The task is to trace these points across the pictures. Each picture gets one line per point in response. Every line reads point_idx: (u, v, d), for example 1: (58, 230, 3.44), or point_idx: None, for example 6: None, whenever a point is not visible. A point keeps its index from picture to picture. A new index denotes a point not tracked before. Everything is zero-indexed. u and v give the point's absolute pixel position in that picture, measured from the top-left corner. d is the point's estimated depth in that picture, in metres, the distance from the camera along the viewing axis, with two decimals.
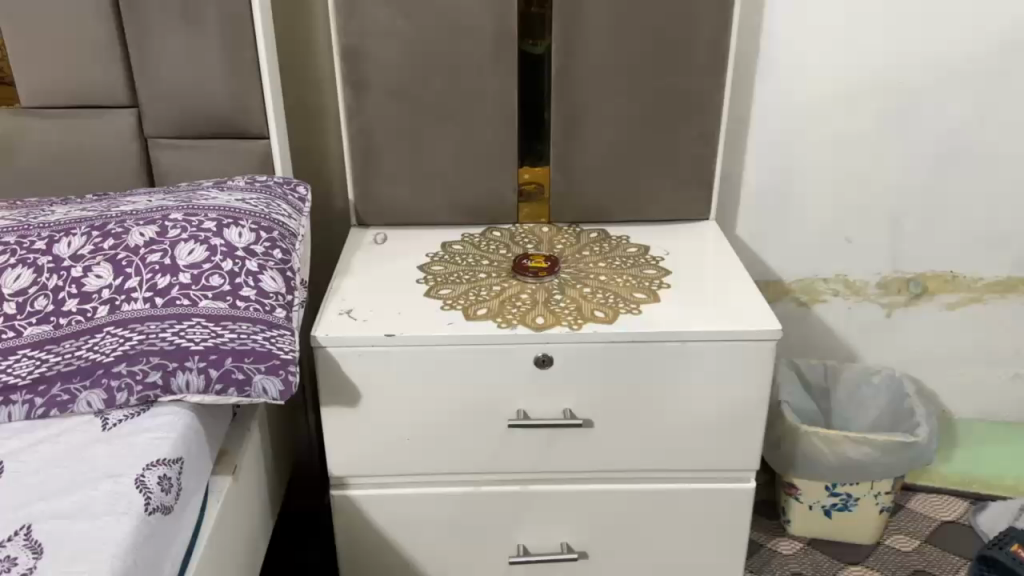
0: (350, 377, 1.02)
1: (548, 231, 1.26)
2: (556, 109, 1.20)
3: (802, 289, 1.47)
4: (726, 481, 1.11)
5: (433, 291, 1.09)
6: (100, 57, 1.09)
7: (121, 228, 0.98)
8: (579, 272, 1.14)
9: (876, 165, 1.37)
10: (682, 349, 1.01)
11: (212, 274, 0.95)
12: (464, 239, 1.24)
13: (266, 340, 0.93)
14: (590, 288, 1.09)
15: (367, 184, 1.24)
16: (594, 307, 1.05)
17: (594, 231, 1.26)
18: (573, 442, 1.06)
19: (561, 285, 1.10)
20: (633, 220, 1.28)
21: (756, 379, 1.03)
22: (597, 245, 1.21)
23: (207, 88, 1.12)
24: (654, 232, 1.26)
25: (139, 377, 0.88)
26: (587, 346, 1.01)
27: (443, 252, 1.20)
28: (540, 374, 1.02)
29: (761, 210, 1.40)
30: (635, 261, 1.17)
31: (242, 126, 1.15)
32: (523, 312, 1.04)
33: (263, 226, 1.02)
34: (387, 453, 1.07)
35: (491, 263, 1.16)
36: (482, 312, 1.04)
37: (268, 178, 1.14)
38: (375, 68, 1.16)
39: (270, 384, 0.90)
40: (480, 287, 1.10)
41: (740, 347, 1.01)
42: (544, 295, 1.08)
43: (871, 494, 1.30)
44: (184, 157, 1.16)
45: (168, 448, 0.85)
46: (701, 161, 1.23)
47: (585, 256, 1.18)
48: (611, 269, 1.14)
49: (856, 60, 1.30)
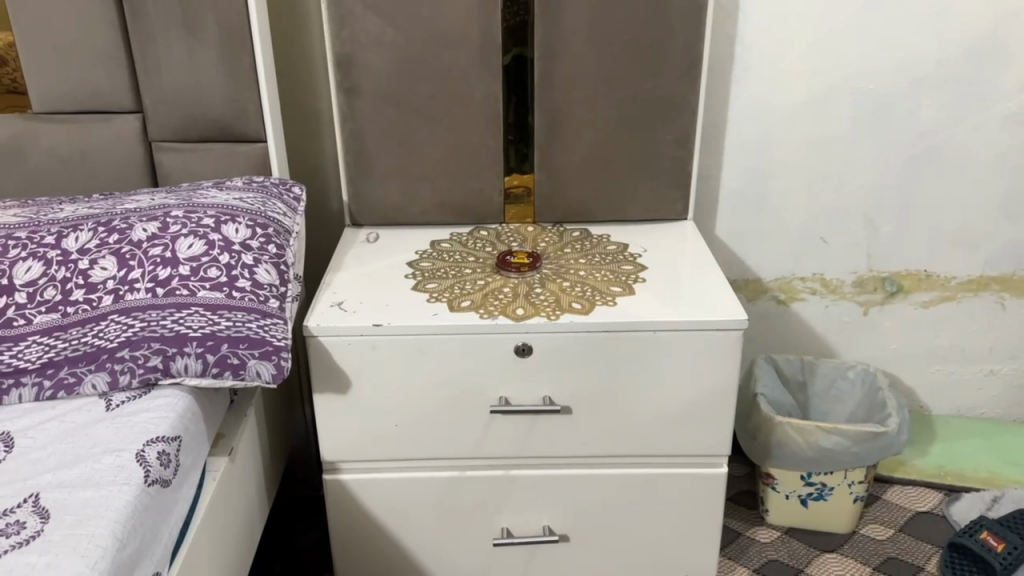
0: (340, 365, 1.08)
1: (532, 231, 1.32)
2: (538, 114, 1.26)
3: (780, 287, 1.53)
4: (700, 466, 1.16)
5: (421, 285, 1.16)
6: (107, 65, 1.16)
7: (125, 224, 1.04)
8: (560, 268, 1.19)
9: (849, 169, 1.43)
10: (654, 338, 1.06)
11: (210, 266, 1.01)
12: (452, 238, 1.30)
13: (260, 327, 0.99)
14: (569, 282, 1.15)
15: (360, 186, 1.30)
16: (571, 299, 1.11)
17: (576, 230, 1.31)
18: (553, 428, 1.12)
19: (542, 279, 1.16)
20: (614, 219, 1.34)
21: (726, 367, 1.09)
22: (579, 243, 1.27)
23: (208, 94, 1.18)
24: (633, 231, 1.32)
25: (141, 361, 0.93)
26: (564, 336, 1.06)
27: (432, 249, 1.26)
28: (520, 362, 1.08)
29: (739, 211, 1.46)
30: (614, 257, 1.22)
31: (241, 130, 1.21)
32: (505, 304, 1.10)
33: (259, 223, 1.09)
34: (375, 439, 1.12)
35: (477, 260, 1.22)
36: (466, 304, 1.10)
37: (265, 179, 1.20)
38: (366, 75, 1.23)
39: (264, 368, 0.96)
40: (465, 282, 1.16)
41: (710, 336, 1.07)
42: (525, 288, 1.14)
43: (845, 483, 1.35)
44: (185, 159, 1.23)
45: (167, 426, 0.91)
46: (678, 163, 1.29)
47: (567, 253, 1.24)
48: (591, 265, 1.20)
49: (827, 67, 1.36)
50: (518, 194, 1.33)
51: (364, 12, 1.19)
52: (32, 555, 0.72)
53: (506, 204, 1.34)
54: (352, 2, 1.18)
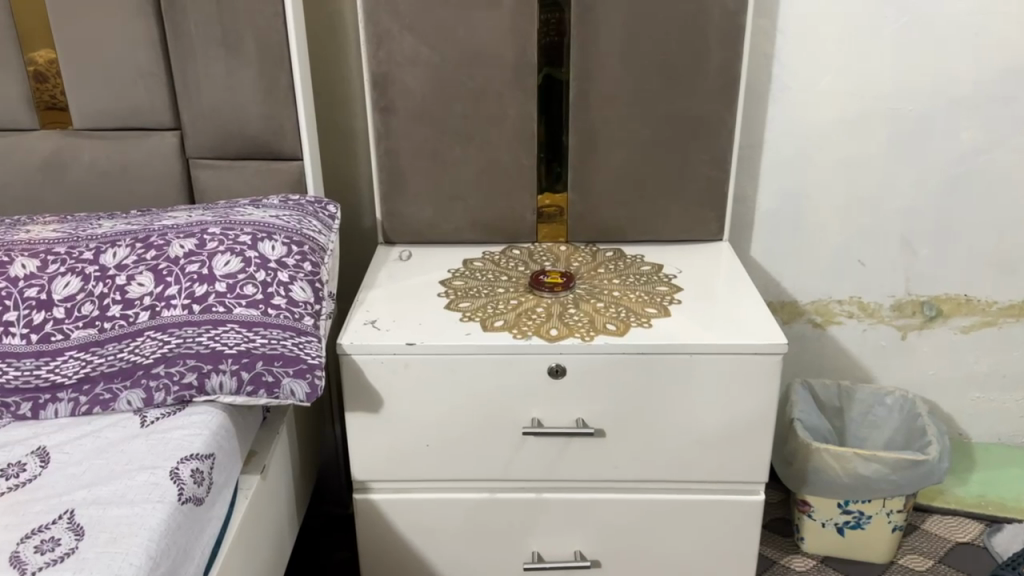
0: (372, 384, 1.07)
1: (565, 251, 1.31)
2: (573, 132, 1.25)
3: (816, 310, 1.50)
4: (734, 493, 1.14)
5: (455, 304, 1.15)
6: (147, 83, 1.18)
7: (163, 241, 1.05)
8: (594, 288, 1.18)
9: (887, 191, 1.41)
10: (690, 361, 1.05)
11: (246, 283, 1.01)
12: (485, 257, 1.29)
13: (294, 345, 0.98)
14: (603, 303, 1.14)
15: (393, 203, 1.30)
16: (605, 320, 1.10)
17: (610, 250, 1.30)
18: (586, 452, 1.10)
19: (576, 300, 1.15)
20: (647, 240, 1.33)
21: (763, 393, 1.07)
22: (613, 264, 1.26)
23: (245, 112, 1.19)
24: (668, 251, 1.31)
25: (176, 378, 0.94)
26: (599, 357, 1.05)
27: (465, 268, 1.25)
28: (554, 383, 1.07)
29: (775, 232, 1.44)
30: (649, 278, 1.21)
31: (276, 147, 1.22)
32: (538, 324, 1.09)
33: (294, 240, 1.09)
34: (406, 458, 1.11)
35: (510, 279, 1.22)
36: (499, 323, 1.09)
37: (300, 197, 1.20)
38: (401, 93, 1.23)
39: (298, 387, 0.96)
40: (499, 301, 1.16)
41: (748, 360, 1.05)
42: (559, 309, 1.13)
43: (883, 512, 1.32)
44: (222, 176, 1.23)
45: (201, 444, 0.91)
46: (713, 184, 1.28)
47: (600, 275, 1.23)
48: (624, 285, 1.19)
49: (864, 88, 1.34)
50: (550, 213, 1.33)
51: (400, 31, 1.19)
52: (67, 572, 0.72)
53: (539, 222, 1.33)
54: (389, 21, 1.19)
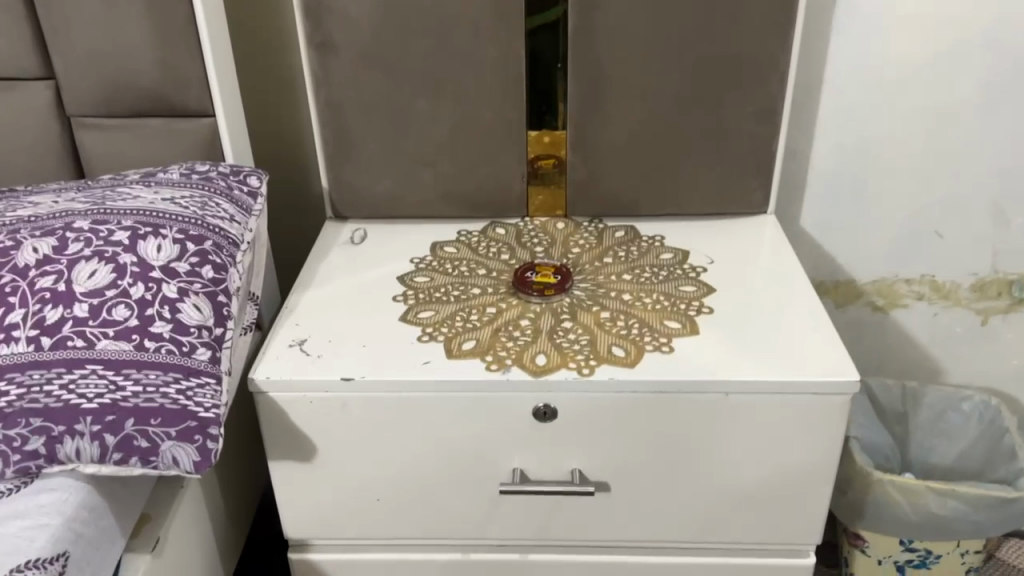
0: (301, 428, 0.81)
1: (560, 231, 1.03)
2: (572, 77, 0.95)
3: (879, 291, 1.21)
4: (775, 555, 0.89)
5: (411, 313, 0.87)
6: (2, 18, 0.88)
7: (11, 242, 0.77)
8: (597, 287, 0.90)
9: (979, 145, 1.09)
10: (725, 403, 0.78)
11: (116, 303, 0.74)
12: (457, 241, 1.01)
13: (179, 393, 0.72)
14: (609, 312, 0.86)
15: (342, 170, 1.01)
16: (610, 343, 0.82)
17: (620, 228, 1.02)
18: (585, 511, 0.85)
19: (572, 309, 0.87)
20: (669, 213, 1.04)
21: (822, 441, 0.80)
22: (622, 253, 0.97)
23: (134, 56, 0.89)
24: (695, 232, 1.02)
25: (17, 445, 0.68)
26: (601, 397, 0.78)
27: (432, 258, 0.97)
28: (541, 428, 0.80)
29: (832, 197, 1.14)
30: (669, 272, 0.93)
31: (181, 102, 0.92)
32: (520, 347, 0.82)
33: (190, 236, 0.81)
34: (352, 515, 0.86)
35: (488, 275, 0.94)
36: (468, 346, 0.82)
37: (211, 168, 0.92)
38: (343, 25, 0.92)
39: (183, 454, 0.70)
40: (471, 308, 0.88)
41: (802, 401, 0.78)
42: (550, 323, 0.85)
43: (958, 552, 1.07)
44: (114, 141, 0.95)
45: (45, 542, 0.65)
46: (757, 142, 0.98)
47: (606, 268, 0.94)
48: (636, 284, 0.91)
49: (961, 11, 1.01)
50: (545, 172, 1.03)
51: None
52: None
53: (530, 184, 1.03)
54: None
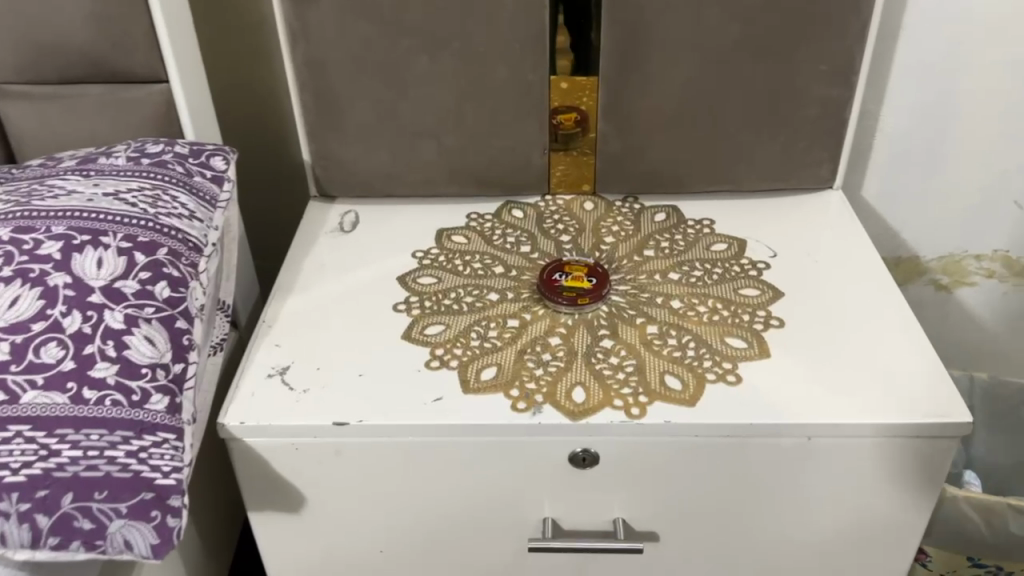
0: (286, 477, 0.67)
1: (590, 213, 0.87)
2: (607, 31, 0.77)
3: (944, 267, 1.07)
4: None
5: (416, 329, 0.72)
6: None
7: None
8: (640, 292, 0.75)
9: None
10: (806, 447, 0.64)
11: (46, 340, 0.59)
12: (467, 228, 0.85)
13: (129, 457, 0.57)
14: (657, 327, 0.71)
15: (329, 144, 0.85)
16: (661, 370, 0.67)
17: (660, 210, 0.86)
18: (627, 563, 0.71)
19: (611, 322, 0.72)
20: (717, 191, 0.88)
21: (917, 489, 0.66)
22: (665, 242, 0.82)
23: (62, 10, 0.71)
24: (749, 214, 0.86)
25: None
26: (653, 441, 0.64)
27: (438, 251, 0.81)
28: (578, 475, 0.66)
29: (899, 164, 0.99)
30: (724, 271, 0.77)
31: (125, 67, 0.75)
32: (553, 377, 0.67)
33: (139, 244, 0.65)
34: (350, 567, 0.73)
35: (507, 275, 0.78)
36: (489, 376, 0.67)
37: (166, 147, 0.75)
38: None
39: (136, 536, 0.56)
40: (489, 321, 0.72)
41: (900, 445, 0.63)
42: (586, 342, 0.70)
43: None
44: (46, 114, 0.77)
45: None
46: (828, 108, 0.81)
47: (648, 264, 0.79)
48: (686, 286, 0.76)
49: None
50: (569, 134, 0.85)
51: None
52: None
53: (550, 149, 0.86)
54: None
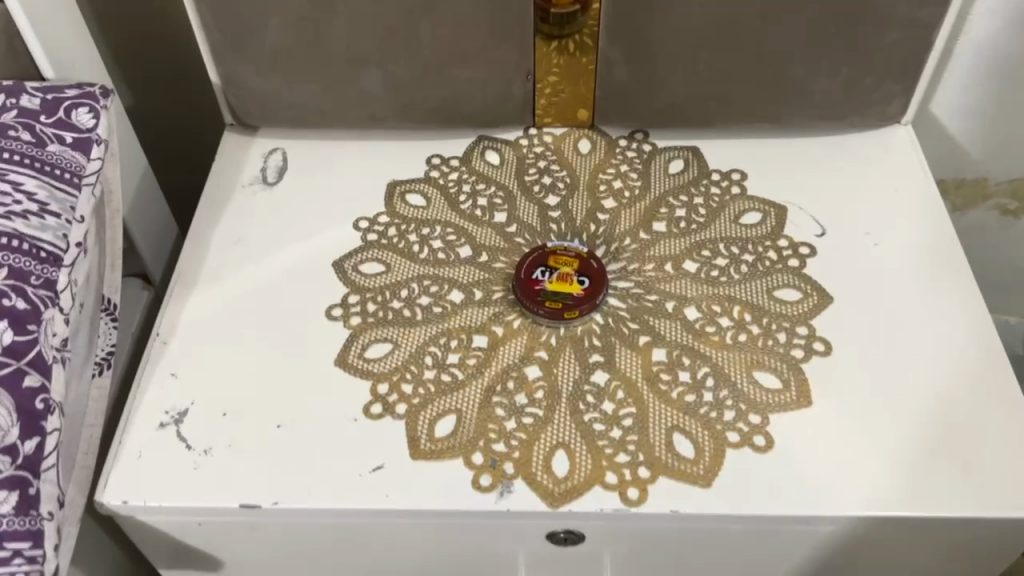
0: (195, 547, 0.54)
1: (585, 161, 0.68)
2: None
3: (1015, 191, 0.87)
4: None
5: (355, 349, 0.56)
6: None
7: None
8: (644, 295, 0.58)
9: None
10: (848, 533, 0.50)
11: None
12: (427, 184, 0.66)
13: None
14: (665, 353, 0.55)
15: (243, 72, 0.64)
16: (669, 425, 0.52)
17: (675, 158, 0.67)
18: None
19: (607, 345, 0.56)
20: (747, 129, 0.68)
21: (978, 565, 0.54)
22: (681, 212, 0.64)
23: None
24: (788, 162, 0.67)
25: None
26: (654, 526, 0.50)
27: (388, 221, 0.63)
28: (557, 549, 0.53)
29: (980, 73, 0.78)
30: (755, 262, 0.60)
31: None
32: (530, 433, 0.52)
33: None
34: None
35: (476, 261, 0.61)
36: (446, 429, 0.52)
37: (9, 102, 0.55)
38: None
39: None
40: (449, 338, 0.56)
41: (968, 533, 0.50)
42: (571, 377, 0.54)
43: None
44: None
45: None
46: (907, 33, 0.60)
47: (657, 250, 0.61)
48: (705, 286, 0.59)
49: None
50: (563, 13, 0.63)
51: None
52: None
53: (537, 29, 0.64)
54: None
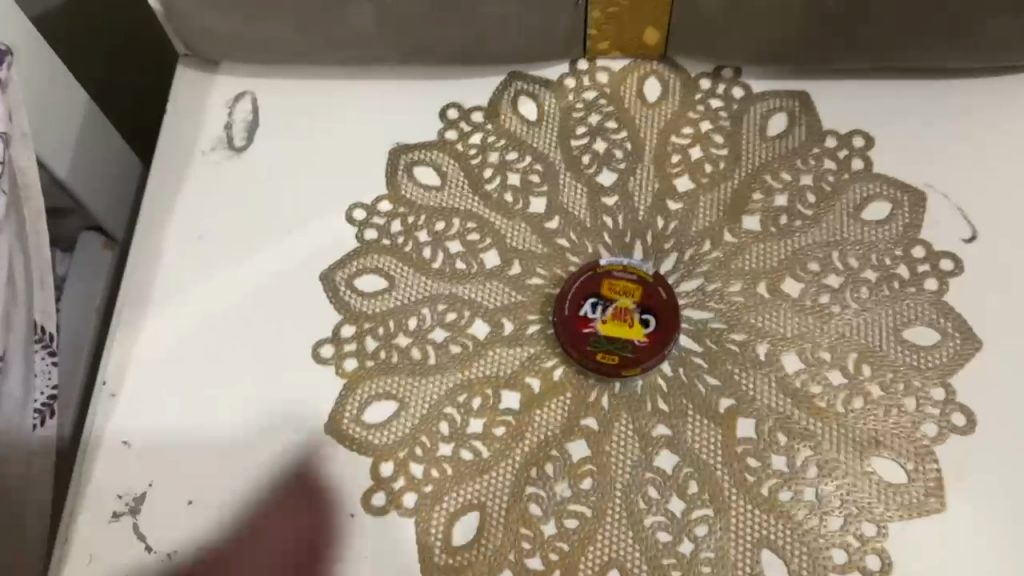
0: None
1: (654, 115, 0.50)
2: None
3: None
4: None
5: (349, 413, 0.44)
6: None
7: None
8: (728, 333, 0.44)
9: None
10: None
11: None
12: (442, 155, 0.50)
13: None
14: (752, 426, 0.42)
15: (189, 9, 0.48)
16: (755, 538, 0.40)
17: (774, 111, 0.50)
18: None
19: (676, 409, 0.43)
20: (868, 70, 0.51)
21: None
22: (781, 199, 0.48)
23: None
24: (926, 118, 0.50)
25: None
26: None
27: (391, 214, 0.48)
28: None
29: None
30: (880, 284, 0.45)
31: None
32: (575, 547, 0.40)
33: None
34: None
35: (507, 274, 0.47)
36: (467, 535, 0.41)
37: None
38: None
39: None
40: (470, 395, 0.44)
41: None
42: (629, 457, 0.42)
43: None
44: None
45: None
46: None
47: (747, 263, 0.46)
48: (810, 320, 0.44)
49: None
50: None
51: None
52: None
53: None
54: None
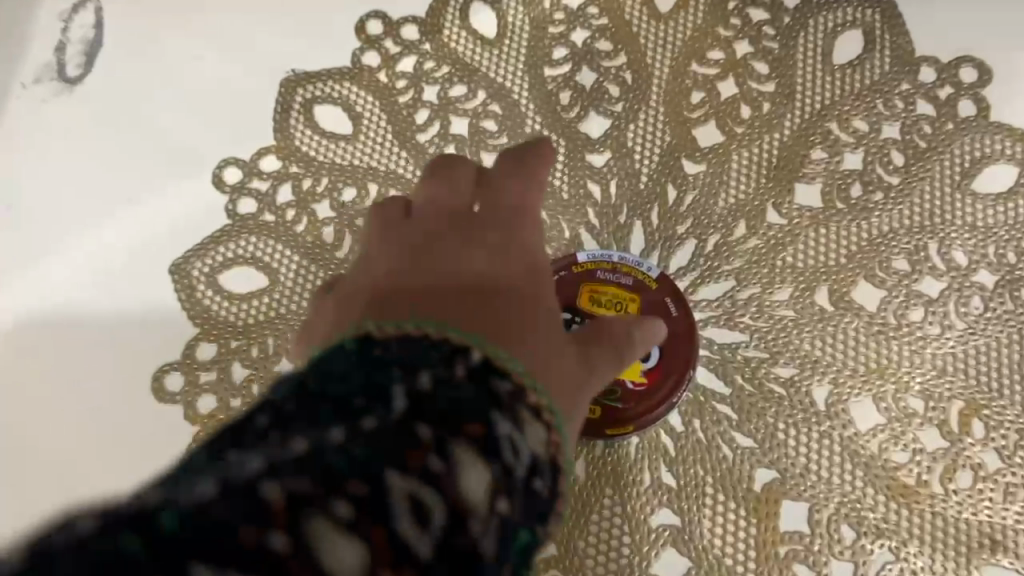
0: None
1: (663, 30, 0.35)
2: None
3: None
4: None
5: None
6: None
7: None
8: (769, 369, 0.30)
9: None
10: None
11: None
12: (355, 88, 0.34)
13: None
14: (802, 513, 0.28)
15: None
16: None
17: (843, 24, 0.34)
18: None
19: (688, 486, 0.29)
20: None
21: None
22: (854, 160, 0.32)
23: None
24: None
25: None
26: None
27: (278, 176, 0.33)
28: None
29: None
30: (1001, 292, 0.30)
31: None
32: None
33: None
34: None
35: None
36: None
37: None
38: None
39: None
40: None
41: None
42: (616, 560, 0.28)
43: None
44: None
45: None
46: None
47: (801, 259, 0.31)
48: (895, 347, 0.30)
49: None
50: None
51: None
52: None
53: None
54: None
